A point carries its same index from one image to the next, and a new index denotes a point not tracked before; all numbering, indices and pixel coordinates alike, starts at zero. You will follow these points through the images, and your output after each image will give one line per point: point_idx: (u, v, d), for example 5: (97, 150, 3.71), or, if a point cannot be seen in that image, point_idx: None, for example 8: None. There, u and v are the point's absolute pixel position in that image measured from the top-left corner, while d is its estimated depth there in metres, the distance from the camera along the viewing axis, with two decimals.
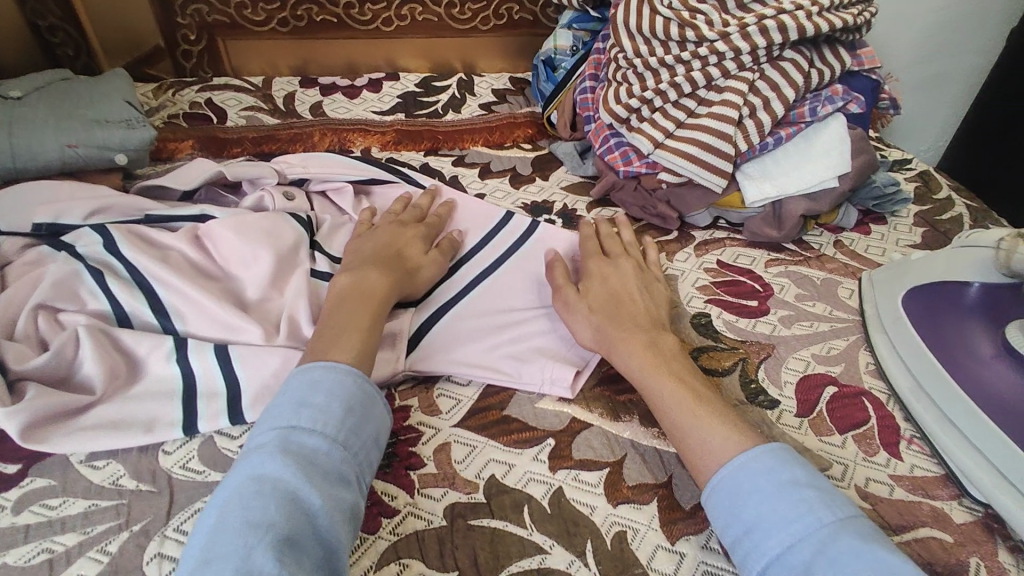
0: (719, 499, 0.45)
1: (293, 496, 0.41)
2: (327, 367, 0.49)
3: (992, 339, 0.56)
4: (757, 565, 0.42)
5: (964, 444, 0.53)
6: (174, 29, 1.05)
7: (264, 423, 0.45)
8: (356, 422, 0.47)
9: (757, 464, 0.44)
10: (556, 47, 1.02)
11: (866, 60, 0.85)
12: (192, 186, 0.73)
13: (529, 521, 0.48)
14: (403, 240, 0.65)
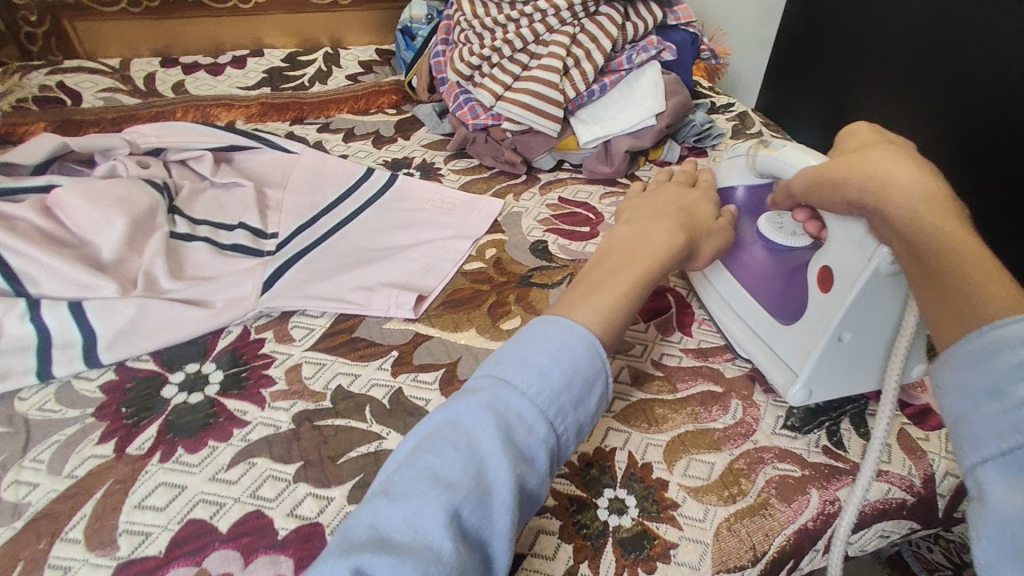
0: (972, 364, 0.39)
1: (480, 464, 0.41)
2: (562, 327, 0.49)
3: (751, 225, 0.64)
4: (981, 448, 0.37)
5: (737, 316, 0.62)
6: (14, 13, 1.04)
7: (486, 370, 0.47)
8: (575, 395, 0.46)
9: (1022, 330, 0.38)
10: (412, 16, 1.08)
11: (682, 15, 0.95)
12: (39, 160, 0.74)
13: (369, 416, 0.55)
14: (683, 198, 0.64)
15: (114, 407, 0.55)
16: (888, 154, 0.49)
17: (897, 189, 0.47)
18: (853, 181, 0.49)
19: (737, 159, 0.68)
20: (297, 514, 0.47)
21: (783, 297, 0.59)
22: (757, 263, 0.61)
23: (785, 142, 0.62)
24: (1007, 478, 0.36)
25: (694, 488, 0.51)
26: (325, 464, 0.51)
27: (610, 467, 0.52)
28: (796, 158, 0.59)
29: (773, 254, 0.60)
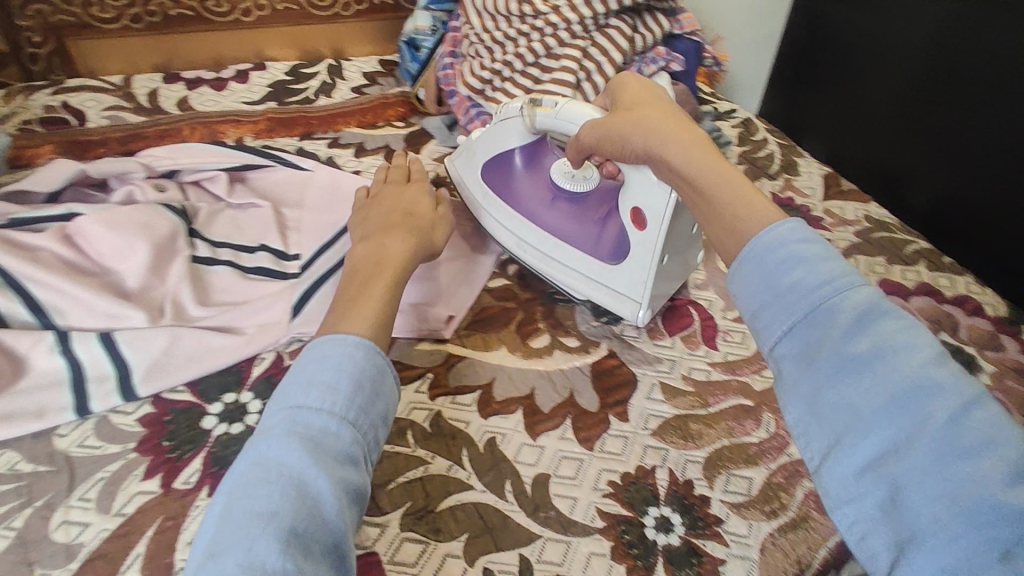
0: (751, 263, 0.39)
1: (299, 482, 0.39)
2: (338, 343, 0.47)
3: (548, 187, 0.70)
4: (778, 332, 0.37)
5: (562, 267, 0.67)
6: (16, 31, 1.00)
7: (275, 405, 0.44)
8: (368, 398, 0.45)
9: (788, 232, 0.38)
10: (416, 28, 1.06)
11: (686, 24, 0.96)
12: (54, 187, 0.73)
13: (411, 441, 0.55)
14: (411, 201, 0.67)
15: (155, 441, 0.54)
16: (664, 107, 0.54)
17: (676, 133, 0.51)
18: (633, 133, 0.53)
19: (510, 121, 0.68)
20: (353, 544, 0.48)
21: (602, 244, 0.65)
22: (570, 219, 0.68)
23: (556, 99, 0.63)
24: (846, 440, 0.33)
25: (736, 503, 0.52)
26: (374, 492, 0.51)
27: (652, 485, 0.54)
28: (577, 115, 0.61)
29: (577, 206, 0.68)
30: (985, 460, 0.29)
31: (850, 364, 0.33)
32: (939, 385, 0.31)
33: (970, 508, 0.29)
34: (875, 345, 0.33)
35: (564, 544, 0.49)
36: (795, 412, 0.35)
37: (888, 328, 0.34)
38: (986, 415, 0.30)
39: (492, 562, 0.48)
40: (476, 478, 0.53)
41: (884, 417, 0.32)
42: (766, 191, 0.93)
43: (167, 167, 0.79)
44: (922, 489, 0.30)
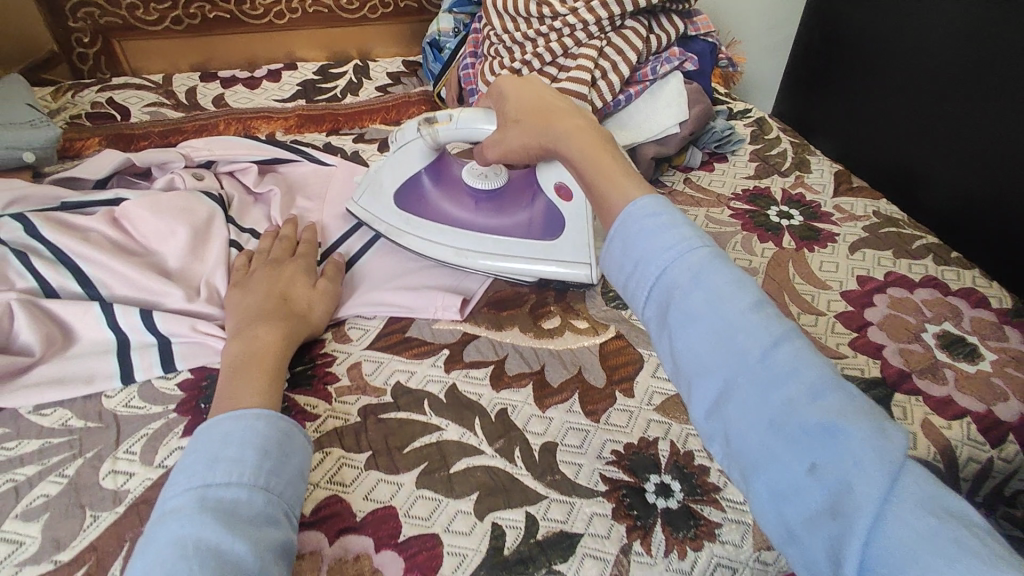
0: (626, 238, 0.48)
1: (217, 551, 0.40)
2: (235, 418, 0.49)
3: (465, 193, 0.76)
4: (644, 291, 0.47)
5: (505, 259, 0.71)
6: (67, 33, 1.08)
7: (177, 487, 0.45)
8: (276, 461, 0.48)
9: (641, 211, 0.49)
10: (439, 30, 1.12)
11: (701, 25, 1.00)
12: (103, 174, 0.79)
13: (428, 410, 0.59)
14: (288, 282, 0.65)
15: (194, 403, 0.59)
16: (553, 102, 0.66)
17: (558, 130, 0.63)
18: (524, 132, 0.66)
19: (409, 147, 0.74)
20: (372, 498, 0.52)
21: (535, 224, 0.72)
22: (504, 212, 0.74)
23: (447, 113, 0.71)
24: (697, 386, 0.42)
25: None
26: (393, 453, 0.55)
27: (654, 455, 0.57)
28: (472, 119, 0.70)
29: (498, 201, 0.75)
30: (793, 387, 0.38)
31: (693, 315, 0.43)
32: (755, 329, 0.41)
33: (786, 428, 0.37)
34: (708, 297, 0.43)
35: (568, 505, 0.52)
36: (665, 358, 0.45)
37: (716, 281, 0.44)
38: (790, 351, 0.40)
39: (500, 518, 0.51)
40: (487, 444, 0.57)
41: (721, 357, 0.41)
42: (777, 187, 0.95)
43: (205, 158, 0.84)
44: (746, 420, 0.39)
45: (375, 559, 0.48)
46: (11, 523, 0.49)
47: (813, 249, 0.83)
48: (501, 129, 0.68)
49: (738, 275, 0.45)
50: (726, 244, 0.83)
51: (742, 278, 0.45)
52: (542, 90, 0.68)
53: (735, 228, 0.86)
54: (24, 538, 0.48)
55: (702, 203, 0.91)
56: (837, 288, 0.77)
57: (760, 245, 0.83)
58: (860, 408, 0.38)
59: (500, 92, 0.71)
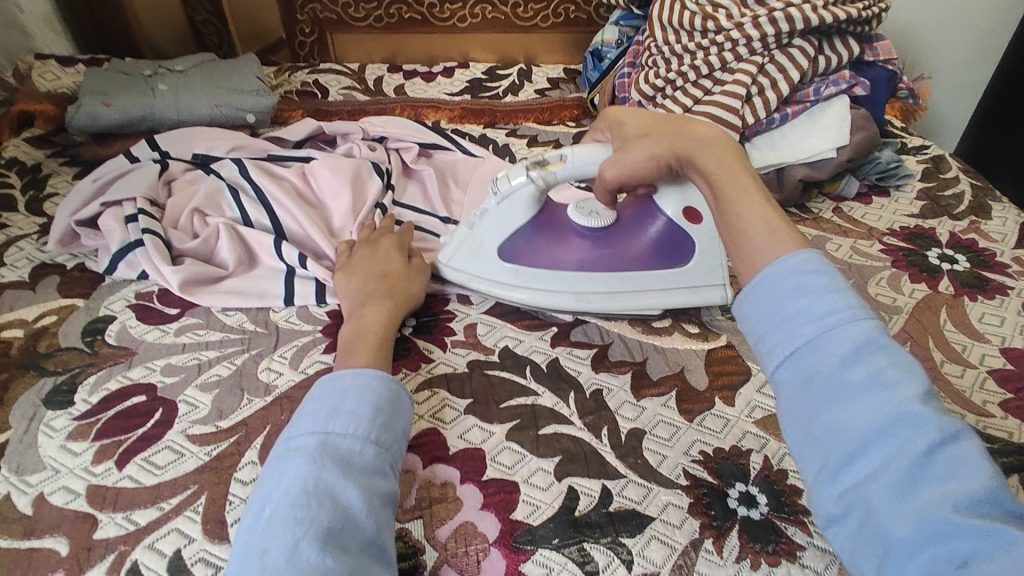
0: (765, 292, 0.47)
1: (334, 494, 0.45)
2: (352, 375, 0.54)
3: (574, 235, 0.71)
4: (786, 350, 0.45)
5: (638, 294, 0.70)
6: (294, 24, 1.30)
7: (303, 427, 0.50)
8: (386, 419, 0.52)
9: (797, 267, 0.47)
10: (603, 40, 1.17)
11: (881, 52, 0.95)
12: (300, 137, 0.94)
13: (529, 375, 0.64)
14: (383, 262, 0.70)
15: (336, 328, 0.69)
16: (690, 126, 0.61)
17: (695, 141, 0.60)
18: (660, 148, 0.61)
19: (511, 196, 0.68)
20: (465, 438, 0.57)
21: (660, 253, 0.70)
22: (622, 248, 0.70)
23: (558, 153, 0.66)
24: (836, 466, 0.40)
25: None
26: (490, 405, 0.60)
27: (743, 464, 0.55)
28: (587, 159, 0.66)
29: (609, 237, 0.70)
30: (948, 487, 0.36)
31: (847, 389, 0.41)
32: (920, 418, 0.39)
33: (931, 527, 0.35)
34: (868, 376, 0.41)
35: (645, 488, 0.53)
36: (799, 428, 0.43)
37: (881, 360, 0.41)
38: (957, 451, 0.37)
39: (577, 484, 0.53)
40: (577, 417, 0.59)
41: (871, 438, 0.39)
42: (945, 230, 0.86)
43: (381, 132, 0.96)
44: (891, 511, 0.37)
45: (458, 488, 0.53)
46: (191, 390, 0.61)
47: (976, 298, 0.74)
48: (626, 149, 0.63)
49: (905, 357, 0.42)
50: (869, 279, 0.77)
51: (909, 362, 0.42)
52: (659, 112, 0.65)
53: (884, 264, 0.80)
54: (198, 404, 0.60)
55: (850, 234, 0.85)
56: (996, 344, 0.68)
57: (910, 285, 0.76)
58: (1022, 521, 0.35)
59: (613, 121, 0.68)
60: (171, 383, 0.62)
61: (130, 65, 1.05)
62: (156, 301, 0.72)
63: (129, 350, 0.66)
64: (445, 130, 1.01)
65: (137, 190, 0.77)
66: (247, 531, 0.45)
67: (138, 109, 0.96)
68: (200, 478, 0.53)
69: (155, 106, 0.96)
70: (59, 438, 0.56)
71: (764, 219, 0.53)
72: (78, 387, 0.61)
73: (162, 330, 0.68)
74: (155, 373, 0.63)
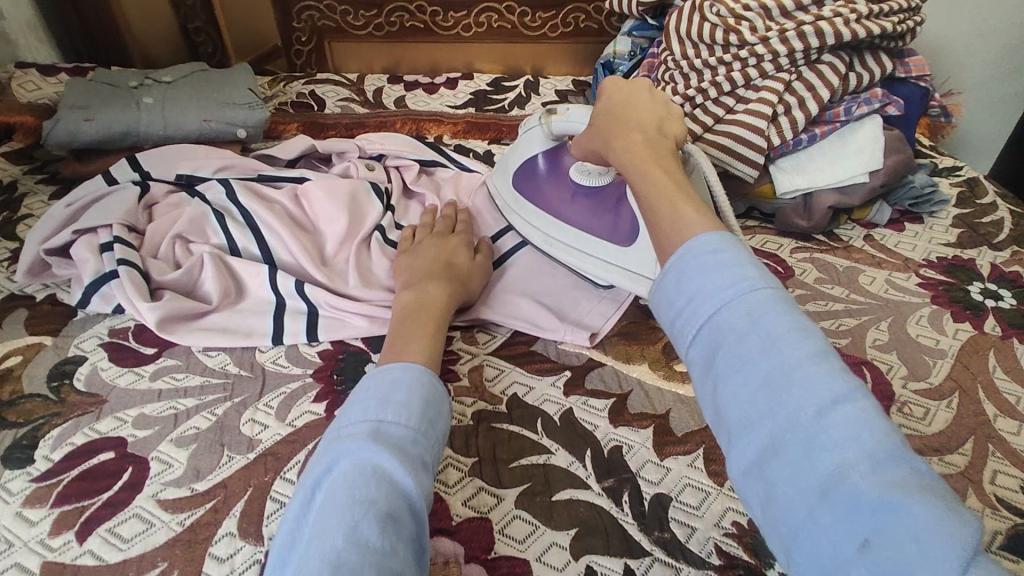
0: (669, 279, 0.43)
1: (390, 479, 0.41)
2: (404, 366, 0.50)
3: (570, 187, 0.76)
4: (691, 332, 0.40)
5: (587, 257, 0.71)
6: (290, 31, 1.26)
7: (353, 415, 0.45)
8: (433, 416, 0.47)
9: (701, 246, 0.42)
10: (615, 52, 1.11)
11: (915, 68, 0.88)
12: (294, 155, 0.88)
13: (540, 429, 0.58)
14: (452, 252, 0.69)
15: (328, 372, 0.63)
16: (632, 111, 0.63)
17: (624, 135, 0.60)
18: (597, 136, 0.66)
19: (532, 132, 0.78)
20: (471, 506, 0.51)
21: (620, 228, 0.70)
22: (596, 211, 0.73)
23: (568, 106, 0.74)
24: (739, 441, 0.36)
25: None
26: (498, 465, 0.54)
27: None
28: (581, 116, 0.72)
29: (595, 201, 0.74)
30: (847, 453, 0.32)
31: (743, 358, 0.37)
32: (814, 383, 0.34)
33: (833, 497, 0.31)
34: (764, 344, 0.36)
35: (673, 569, 0.47)
36: (707, 405, 0.39)
37: (777, 325, 0.37)
38: (851, 413, 0.33)
39: (596, 563, 0.47)
40: (595, 480, 0.53)
41: (767, 408, 0.35)
42: (985, 261, 0.80)
43: (380, 149, 0.90)
44: (794, 484, 0.33)
45: (463, 568, 0.47)
46: (165, 445, 0.55)
47: None
48: (585, 133, 0.69)
49: (804, 321, 0.38)
50: (907, 317, 0.71)
51: (808, 325, 0.37)
52: (634, 89, 0.65)
53: (922, 300, 0.74)
54: (173, 462, 0.54)
55: (884, 265, 0.79)
56: None
57: (953, 325, 0.70)
58: (932, 484, 0.31)
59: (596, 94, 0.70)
60: (143, 437, 0.56)
61: (116, 76, 0.99)
62: (132, 340, 0.66)
63: (100, 397, 0.60)
64: (447, 148, 0.95)
65: (114, 217, 0.71)
66: (294, 522, 0.41)
67: (122, 125, 0.90)
68: (171, 553, 0.47)
69: (140, 121, 0.90)
70: (15, 503, 0.51)
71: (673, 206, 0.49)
72: (40, 442, 0.55)
73: (137, 374, 0.62)
74: (126, 426, 0.57)
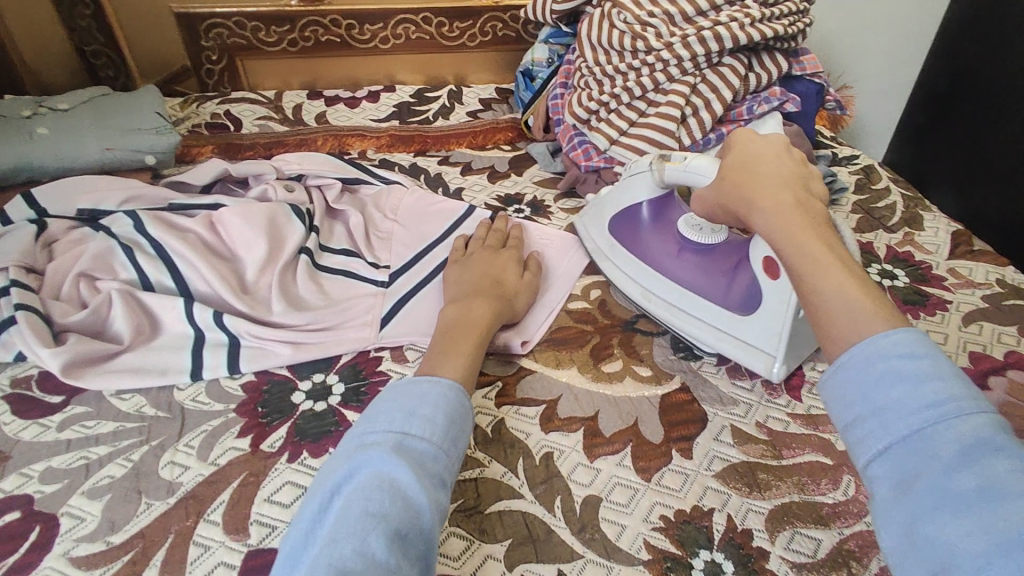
0: (846, 374, 0.41)
1: (405, 496, 0.43)
2: (433, 381, 0.51)
3: (677, 239, 0.72)
4: (878, 447, 0.38)
5: (688, 317, 0.67)
6: (199, 51, 1.19)
7: (378, 424, 0.47)
8: (456, 433, 0.49)
9: (891, 346, 0.40)
10: (534, 59, 1.13)
11: (809, 65, 0.94)
12: (207, 180, 0.85)
13: (472, 443, 0.58)
14: (501, 267, 0.70)
15: (253, 405, 0.61)
16: (763, 170, 0.55)
17: (759, 196, 0.53)
18: (722, 193, 0.58)
19: (638, 176, 0.74)
20: None
21: (730, 293, 0.66)
22: (705, 271, 0.69)
23: (683, 153, 0.68)
24: None
25: (797, 563, 0.49)
26: None
27: (707, 527, 0.51)
28: (701, 166, 0.65)
29: (706, 259, 0.70)
30: None
31: (951, 495, 0.34)
32: None
33: None
34: (977, 480, 0.33)
35: (604, 568, 0.49)
36: (901, 543, 0.35)
37: (995, 463, 0.33)
38: None
39: (530, 572, 0.48)
40: (527, 488, 0.54)
41: (982, 554, 0.31)
42: (882, 244, 0.86)
43: (299, 169, 0.88)
44: None
45: None
46: (77, 498, 0.52)
47: (918, 315, 0.74)
48: (710, 185, 0.62)
49: None
50: None
51: None
52: (765, 143, 0.58)
53: None
54: (86, 515, 0.51)
55: None
56: None
57: None
58: None
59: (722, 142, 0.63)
60: (52, 492, 0.53)
61: (5, 105, 0.93)
62: (36, 389, 0.62)
63: (1, 453, 0.56)
64: (368, 164, 0.94)
65: (8, 259, 0.67)
66: (309, 521, 0.43)
67: (14, 158, 0.84)
68: None
69: (34, 153, 0.85)
70: None
71: (839, 285, 0.44)
72: None
73: (42, 426, 0.59)
74: (32, 482, 0.54)
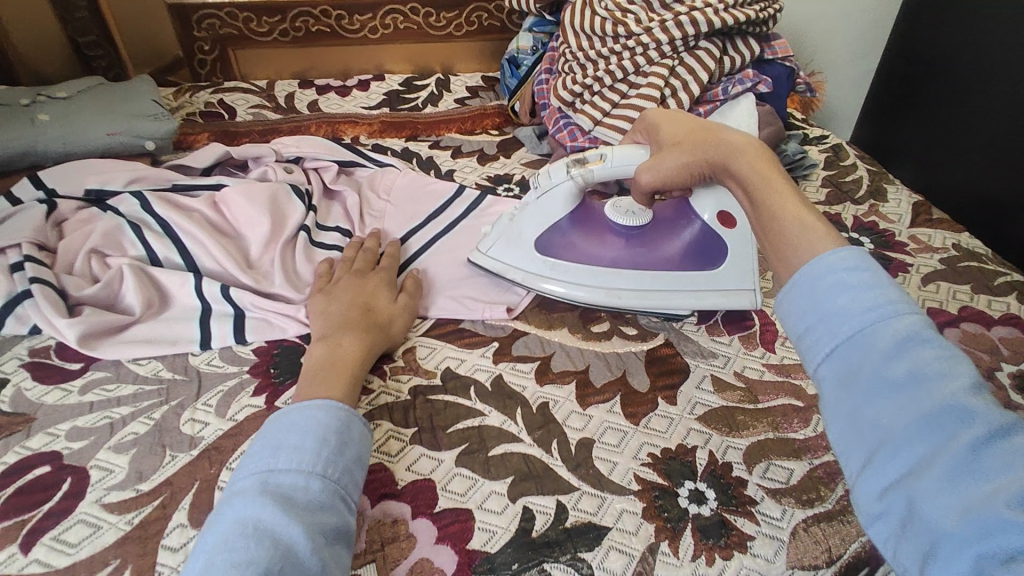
0: (800, 291, 0.42)
1: (272, 533, 0.42)
2: (302, 411, 0.52)
3: (610, 234, 0.73)
4: (824, 350, 0.39)
5: (664, 293, 0.71)
6: (191, 41, 1.22)
7: (246, 468, 0.48)
8: (334, 449, 0.49)
9: (839, 261, 0.41)
10: (519, 47, 1.17)
11: (780, 49, 1.00)
12: (208, 163, 0.88)
13: (473, 396, 0.62)
14: (370, 294, 0.67)
15: (265, 367, 0.65)
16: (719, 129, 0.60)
17: (724, 147, 0.57)
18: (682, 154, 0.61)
19: (551, 190, 0.72)
20: (414, 470, 0.55)
21: (690, 259, 0.71)
22: (659, 251, 0.72)
23: (599, 151, 0.70)
24: (877, 461, 0.35)
25: (771, 489, 0.54)
26: (436, 431, 0.59)
27: (691, 462, 0.57)
28: (629, 158, 0.68)
29: (645, 240, 0.73)
30: (999, 483, 0.31)
31: (889, 386, 0.36)
32: (966, 412, 0.33)
33: (981, 522, 0.30)
34: (912, 371, 0.36)
35: (599, 498, 0.53)
36: (839, 429, 0.38)
37: (927, 353, 0.36)
38: (1012, 449, 0.32)
39: (532, 503, 0.53)
40: (526, 433, 0.59)
41: (916, 433, 0.34)
42: (849, 215, 0.92)
43: (297, 152, 0.91)
44: (940, 510, 0.32)
45: (410, 524, 0.51)
46: (103, 453, 0.56)
47: None
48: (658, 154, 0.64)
49: (950, 348, 0.37)
50: None
51: (955, 353, 0.36)
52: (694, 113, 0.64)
53: None
54: (114, 467, 0.55)
55: None
56: None
57: None
58: None
59: (649, 124, 0.68)
60: (79, 448, 0.56)
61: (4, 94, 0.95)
62: (55, 358, 0.65)
63: (28, 416, 0.59)
64: (363, 148, 0.97)
65: (22, 236, 0.70)
66: None
67: (18, 144, 0.87)
68: (123, 550, 0.49)
69: (38, 138, 0.87)
70: None
71: (797, 217, 0.47)
72: None
73: (64, 390, 0.62)
74: (59, 440, 0.57)
